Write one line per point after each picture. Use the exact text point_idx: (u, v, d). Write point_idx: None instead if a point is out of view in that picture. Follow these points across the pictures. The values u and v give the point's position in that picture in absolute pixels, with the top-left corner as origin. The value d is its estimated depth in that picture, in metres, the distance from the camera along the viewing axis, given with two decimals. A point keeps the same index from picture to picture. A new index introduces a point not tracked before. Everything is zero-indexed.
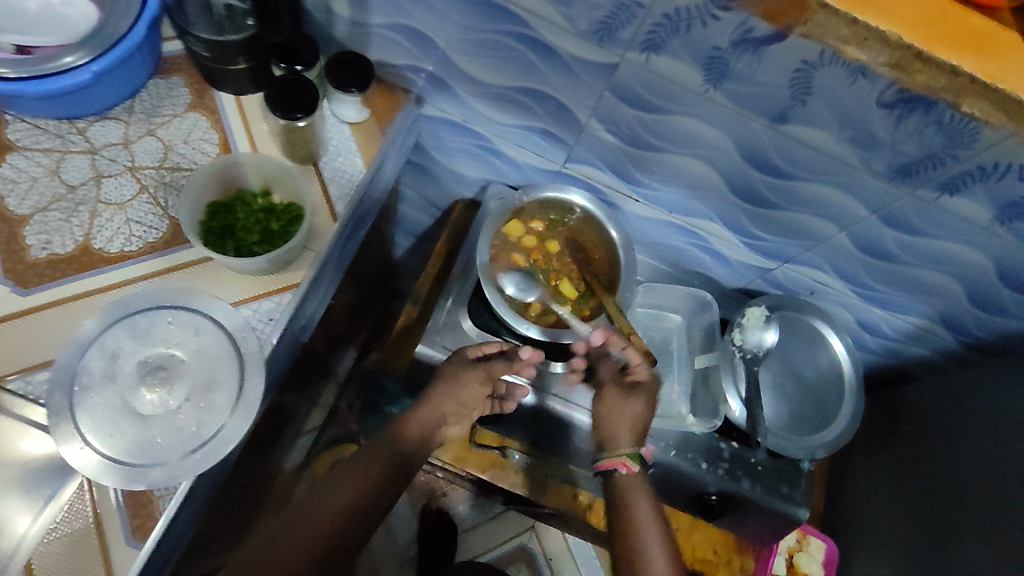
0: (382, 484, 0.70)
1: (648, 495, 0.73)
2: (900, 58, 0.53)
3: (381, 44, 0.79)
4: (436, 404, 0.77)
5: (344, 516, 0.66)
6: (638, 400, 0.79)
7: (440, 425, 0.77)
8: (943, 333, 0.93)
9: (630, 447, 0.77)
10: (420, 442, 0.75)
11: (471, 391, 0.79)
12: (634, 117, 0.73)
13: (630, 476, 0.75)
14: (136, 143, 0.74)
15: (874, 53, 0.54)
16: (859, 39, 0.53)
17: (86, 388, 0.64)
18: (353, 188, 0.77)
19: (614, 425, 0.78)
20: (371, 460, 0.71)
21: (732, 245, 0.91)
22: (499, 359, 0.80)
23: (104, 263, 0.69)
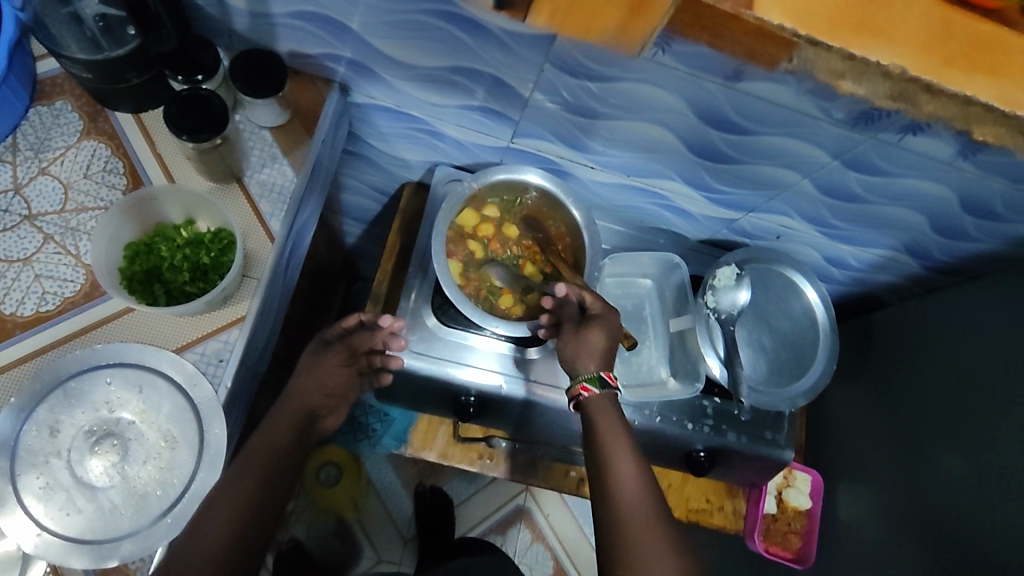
0: (279, 471, 0.62)
1: (636, 461, 0.66)
2: (901, 88, 0.57)
3: (290, 35, 0.70)
4: (304, 389, 0.69)
5: (247, 507, 0.58)
6: (594, 330, 0.72)
7: (316, 415, 0.70)
8: (908, 260, 0.93)
9: (592, 369, 0.71)
10: (306, 427, 0.67)
11: (335, 371, 0.71)
12: (580, 86, 0.67)
13: (594, 400, 0.70)
14: (29, 187, 0.66)
15: (874, 85, 0.57)
16: (858, 71, 0.56)
17: (29, 470, 0.58)
18: (286, 199, 0.71)
19: (575, 353, 0.72)
20: (261, 445, 0.62)
21: (694, 201, 0.88)
22: (359, 332, 0.74)
23: (19, 330, 0.62)
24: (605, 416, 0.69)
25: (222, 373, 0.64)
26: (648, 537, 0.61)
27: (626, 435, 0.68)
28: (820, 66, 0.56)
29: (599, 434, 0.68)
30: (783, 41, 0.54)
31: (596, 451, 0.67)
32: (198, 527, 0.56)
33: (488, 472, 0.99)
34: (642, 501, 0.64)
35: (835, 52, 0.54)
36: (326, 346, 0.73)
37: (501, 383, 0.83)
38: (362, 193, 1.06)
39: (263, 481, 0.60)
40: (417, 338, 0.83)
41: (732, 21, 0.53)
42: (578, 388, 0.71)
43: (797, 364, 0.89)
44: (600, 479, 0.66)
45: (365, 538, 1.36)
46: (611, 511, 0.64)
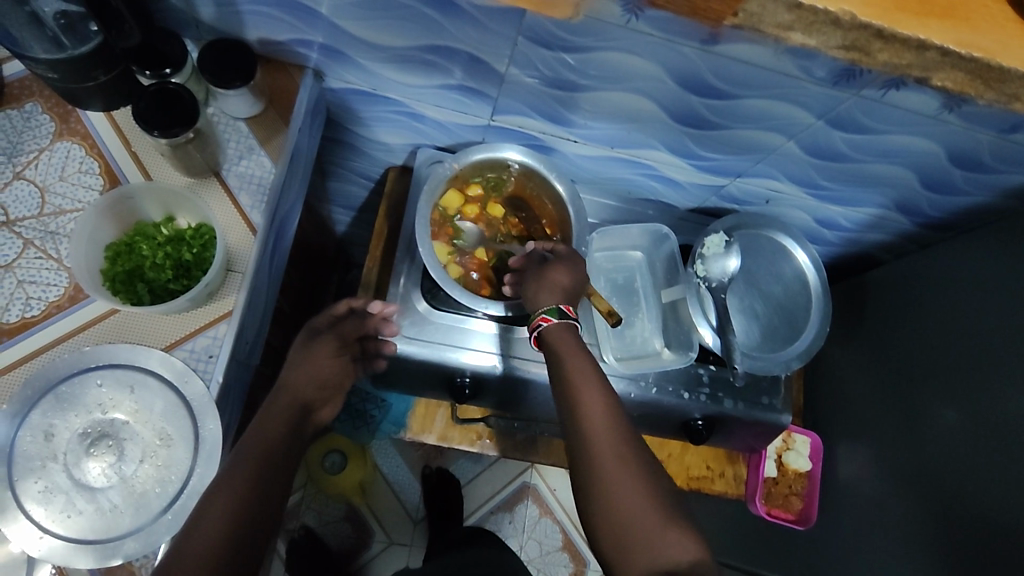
0: (277, 459, 0.61)
1: (601, 390, 0.66)
2: (855, 39, 0.52)
3: (258, 23, 0.69)
4: (295, 381, 0.69)
5: (250, 490, 0.57)
6: (557, 269, 0.74)
7: (310, 409, 0.69)
8: (900, 217, 0.92)
9: (552, 302, 0.72)
10: (299, 420, 0.67)
11: (325, 359, 0.71)
12: (556, 59, 0.66)
13: (554, 331, 0.70)
14: (4, 193, 0.65)
15: (827, 37, 0.52)
16: (811, 25, 0.51)
17: (26, 475, 0.58)
18: (267, 189, 0.70)
19: (536, 287, 0.74)
20: (259, 432, 0.62)
21: (681, 169, 0.87)
22: (349, 318, 0.76)
23: (7, 336, 0.62)
24: (567, 348, 0.69)
25: (213, 368, 0.64)
26: (613, 471, 0.61)
27: (592, 366, 0.68)
28: (768, 20, 0.52)
29: (565, 370, 0.67)
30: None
31: (563, 386, 0.67)
32: (203, 512, 0.55)
33: (487, 452, 0.99)
34: (608, 433, 0.63)
35: (780, 2, 0.50)
36: (317, 335, 0.74)
37: (496, 364, 0.84)
38: (347, 180, 1.05)
39: (262, 467, 0.59)
40: (408, 323, 0.83)
41: None
42: (538, 319, 0.71)
43: (791, 328, 0.89)
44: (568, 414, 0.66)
45: (375, 522, 1.37)
46: (580, 446, 0.63)
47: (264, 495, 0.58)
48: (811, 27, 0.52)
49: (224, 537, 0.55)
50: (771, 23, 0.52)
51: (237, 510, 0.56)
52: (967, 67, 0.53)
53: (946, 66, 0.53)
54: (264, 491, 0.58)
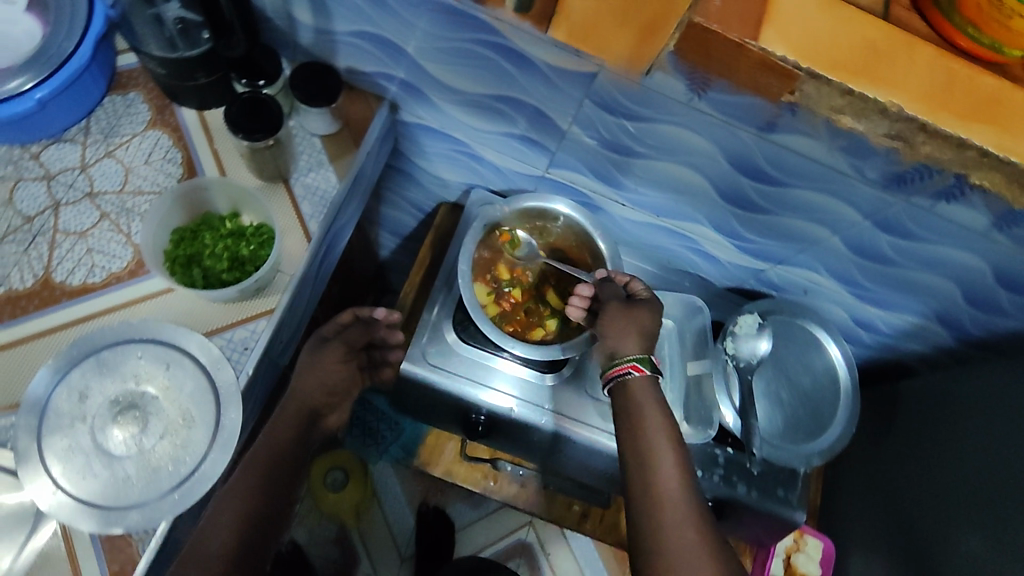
0: (287, 457, 0.71)
1: (679, 455, 0.65)
2: (901, 129, 0.54)
3: (349, 52, 0.75)
4: (305, 388, 0.75)
5: (263, 480, 0.68)
6: (641, 310, 0.74)
7: (316, 414, 0.76)
8: (940, 330, 0.91)
9: (640, 352, 0.71)
10: (306, 426, 0.75)
11: (333, 366, 0.77)
12: (617, 124, 0.70)
13: (641, 381, 0.69)
14: (94, 166, 0.71)
15: (874, 123, 0.55)
16: (859, 110, 0.54)
17: (55, 430, 0.61)
18: (327, 203, 0.74)
19: (621, 328, 0.72)
20: (280, 423, 0.72)
21: (723, 247, 0.88)
22: (353, 325, 0.79)
23: (67, 297, 0.66)
24: (650, 405, 0.68)
25: (245, 360, 0.66)
26: (686, 540, 0.60)
27: (673, 428, 0.67)
28: (819, 100, 0.54)
29: (647, 429, 0.66)
30: (781, 72, 0.52)
31: (639, 446, 0.66)
32: (232, 490, 0.66)
33: (490, 494, 0.99)
34: (684, 502, 0.62)
35: (834, 87, 0.52)
36: (325, 342, 0.78)
37: (514, 407, 0.84)
38: (399, 207, 1.09)
39: (273, 465, 0.69)
40: (435, 351, 0.85)
41: (737, 50, 0.51)
42: (628, 366, 0.70)
43: (815, 423, 0.88)
44: (639, 469, 0.65)
45: (363, 550, 1.35)
46: (649, 504, 0.63)
47: (272, 496, 0.68)
48: (859, 112, 0.54)
49: (236, 526, 0.65)
50: (824, 104, 0.54)
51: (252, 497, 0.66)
52: (1003, 169, 0.55)
53: (985, 165, 0.55)
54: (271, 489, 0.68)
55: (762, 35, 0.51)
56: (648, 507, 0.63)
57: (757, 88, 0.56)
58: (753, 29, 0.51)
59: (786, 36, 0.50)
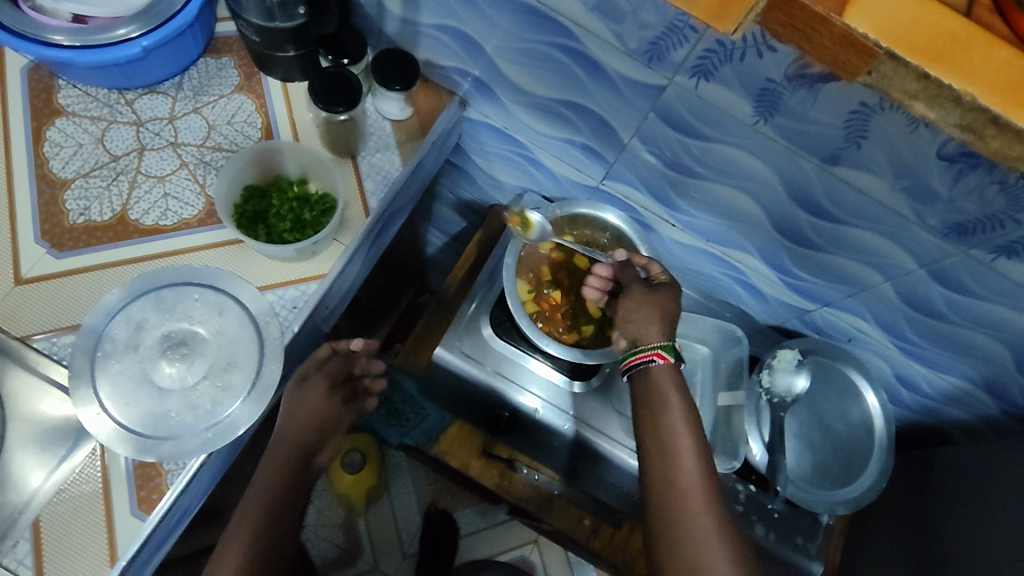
0: (283, 505, 0.65)
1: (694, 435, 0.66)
2: (972, 121, 0.49)
3: (430, 44, 0.79)
4: (294, 430, 0.68)
5: (258, 541, 0.62)
6: (663, 293, 0.75)
7: (311, 453, 0.69)
8: (985, 398, 0.88)
9: (661, 338, 0.72)
10: (302, 469, 0.68)
11: (322, 402, 0.71)
12: (678, 142, 0.71)
13: (664, 370, 0.70)
14: (181, 119, 0.75)
15: (946, 114, 0.50)
16: (934, 99, 0.49)
17: (109, 355, 0.64)
18: (389, 183, 0.77)
19: (646, 315, 0.73)
20: (270, 471, 0.66)
21: (769, 281, 0.88)
22: (333, 359, 0.73)
23: (138, 235, 0.70)
24: (669, 389, 0.69)
25: (292, 318, 0.69)
26: (706, 529, 0.61)
27: (689, 409, 0.68)
28: (896, 85, 0.50)
29: (666, 411, 0.68)
30: (862, 50, 0.48)
31: (656, 423, 0.68)
32: (227, 550, 0.61)
33: (503, 494, 0.98)
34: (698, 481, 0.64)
35: (911, 70, 0.48)
36: (309, 378, 0.72)
37: (539, 408, 0.86)
38: (453, 205, 1.12)
39: (268, 517, 0.63)
40: (469, 342, 0.86)
41: (820, 23, 0.48)
42: (652, 353, 0.71)
43: (843, 471, 0.86)
44: (660, 456, 0.66)
45: (367, 540, 1.36)
46: (670, 489, 0.63)
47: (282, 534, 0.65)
48: (934, 101, 0.49)
49: None
50: (900, 89, 0.50)
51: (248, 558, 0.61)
52: None
53: None
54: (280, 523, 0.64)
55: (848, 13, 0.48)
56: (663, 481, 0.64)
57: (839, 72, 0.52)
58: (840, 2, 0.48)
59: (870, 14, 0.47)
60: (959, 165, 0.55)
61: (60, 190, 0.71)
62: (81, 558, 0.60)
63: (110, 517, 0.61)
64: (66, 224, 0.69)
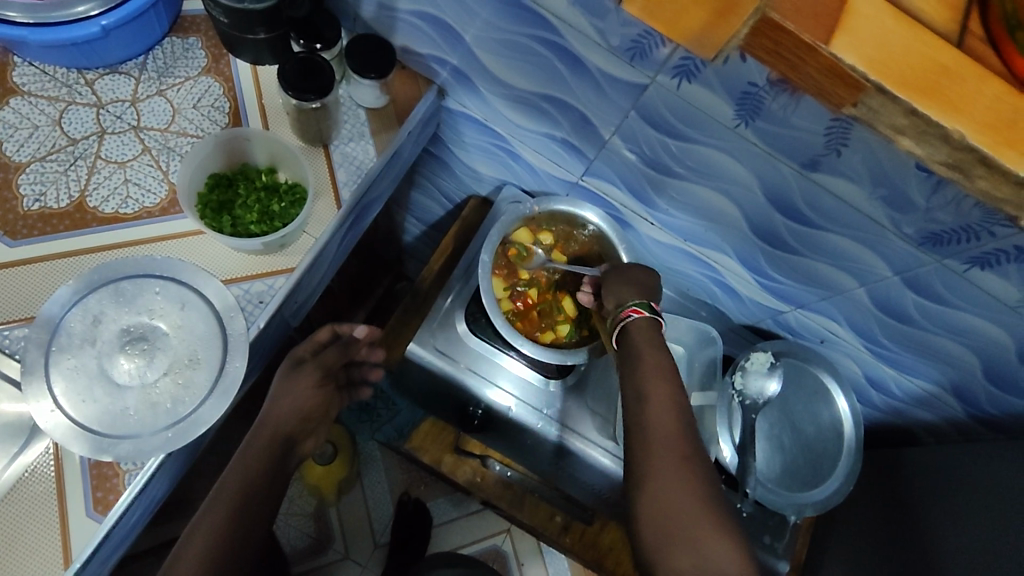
0: (261, 488, 0.61)
1: (672, 380, 0.66)
2: (960, 159, 0.49)
3: (408, 31, 0.76)
4: (279, 412, 0.67)
5: (235, 516, 0.58)
6: (636, 268, 0.77)
7: (293, 441, 0.68)
8: (952, 401, 0.90)
9: (638, 297, 0.74)
10: (281, 455, 0.65)
11: (308, 389, 0.70)
12: (659, 141, 0.70)
13: (643, 322, 0.72)
14: (144, 102, 0.72)
15: (934, 150, 0.49)
16: (921, 134, 0.49)
17: (63, 350, 0.61)
18: (363, 174, 0.75)
19: (621, 281, 0.75)
20: (253, 450, 0.63)
21: (746, 282, 0.88)
22: (333, 344, 0.76)
23: (97, 223, 0.67)
24: (646, 336, 0.71)
25: (258, 313, 0.67)
26: (674, 462, 0.60)
27: (670, 361, 0.68)
28: (883, 119, 0.49)
29: (645, 358, 0.68)
30: (850, 83, 0.47)
31: (634, 365, 0.68)
32: (198, 525, 0.57)
33: (475, 490, 0.99)
34: (671, 420, 0.64)
35: (900, 105, 0.47)
36: (300, 364, 0.72)
37: (512, 407, 0.85)
38: (430, 194, 1.10)
39: (246, 496, 0.60)
40: (443, 338, 0.85)
41: (806, 53, 0.47)
42: (629, 310, 0.73)
43: (813, 473, 0.87)
44: (636, 400, 0.66)
45: (339, 529, 1.35)
46: (639, 430, 0.64)
47: (251, 518, 0.59)
48: (920, 136, 0.49)
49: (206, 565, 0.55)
50: (887, 122, 0.50)
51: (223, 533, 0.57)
52: None
53: None
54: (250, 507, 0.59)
55: (836, 42, 0.46)
56: (637, 419, 0.65)
57: (826, 100, 0.51)
58: (828, 31, 0.46)
59: (860, 47, 0.46)
60: (937, 178, 0.55)
61: (14, 174, 0.67)
62: (33, 560, 0.58)
63: (64, 518, 0.59)
64: (19, 210, 0.66)
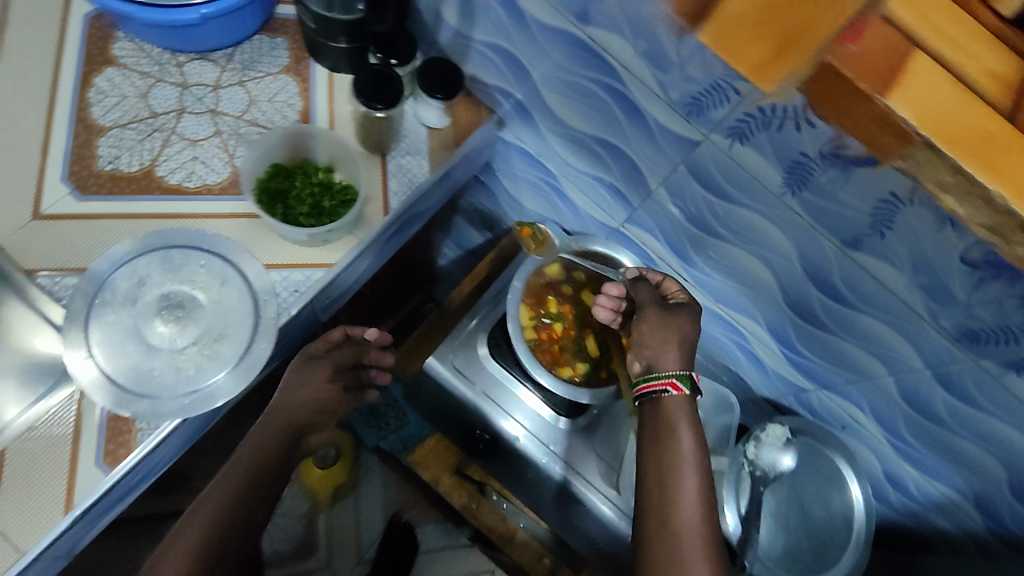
0: (265, 482, 0.64)
1: (700, 475, 0.65)
2: (1001, 224, 0.45)
3: (478, 61, 0.80)
4: (289, 405, 0.70)
5: (235, 502, 0.62)
6: (681, 315, 0.72)
7: (301, 432, 0.70)
8: (975, 517, 0.85)
9: (678, 368, 0.69)
10: (288, 447, 0.68)
11: (317, 383, 0.72)
12: (703, 198, 0.71)
13: (678, 400, 0.68)
14: (225, 90, 0.77)
15: (979, 213, 0.46)
16: (966, 196, 0.46)
17: (105, 304, 0.64)
18: (414, 187, 0.78)
19: (659, 340, 0.71)
20: (261, 441, 0.67)
21: (772, 354, 0.87)
22: (344, 345, 0.77)
23: (160, 192, 0.70)
24: (683, 424, 0.67)
25: (291, 302, 0.69)
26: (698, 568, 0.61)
27: (703, 453, 0.66)
28: (929, 174, 0.46)
29: (678, 449, 0.65)
30: (897, 133, 0.45)
31: (663, 455, 0.66)
32: (202, 508, 0.62)
33: (469, 517, 0.97)
34: (696, 517, 0.63)
35: (946, 163, 0.44)
36: (314, 359, 0.75)
37: (518, 436, 0.85)
38: (473, 220, 1.13)
39: (249, 486, 0.63)
40: (462, 357, 0.86)
41: (861, 100, 0.45)
42: (667, 383, 0.69)
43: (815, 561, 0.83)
44: (659, 491, 0.64)
45: (324, 539, 1.34)
46: (663, 514, 0.63)
47: (252, 510, 0.63)
48: (964, 197, 0.46)
49: (206, 549, 0.59)
50: (932, 178, 0.47)
51: (222, 518, 0.61)
52: None
53: None
54: (249, 501, 0.63)
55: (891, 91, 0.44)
56: (661, 510, 0.64)
57: (865, 143, 0.49)
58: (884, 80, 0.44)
59: (915, 99, 0.43)
60: (981, 273, 0.55)
61: (95, 135, 0.71)
62: (39, 499, 0.59)
63: (74, 465, 0.60)
64: (94, 168, 0.70)
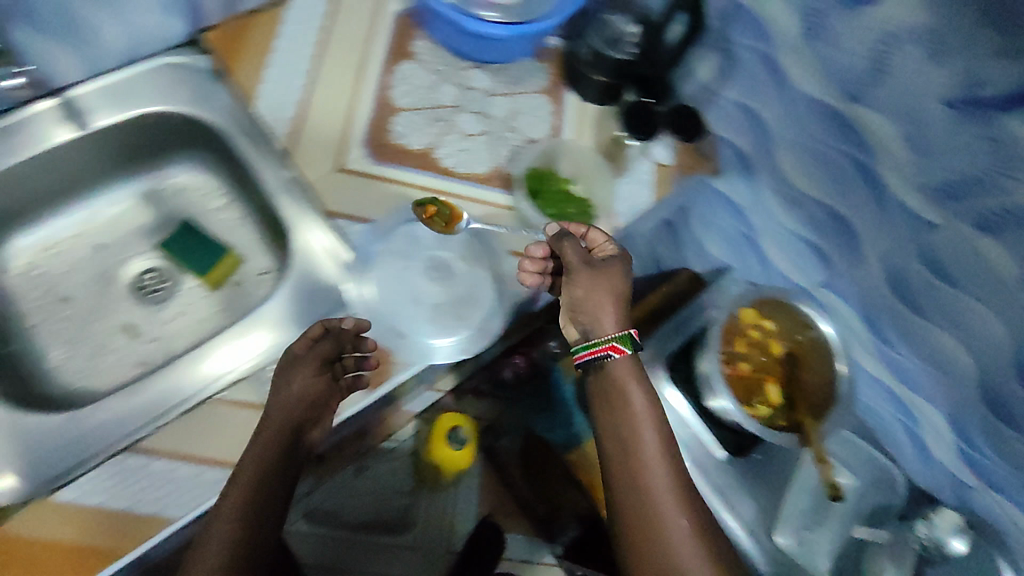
0: (269, 483, 0.60)
1: (657, 427, 0.67)
2: None
3: (717, 115, 0.88)
4: (280, 405, 0.64)
5: (247, 510, 0.59)
6: (608, 271, 0.72)
7: (300, 431, 0.64)
8: None
9: (624, 328, 0.69)
10: (291, 447, 0.63)
11: (304, 381, 0.65)
12: (920, 275, 0.75)
13: (622, 367, 0.68)
14: (496, 98, 0.88)
15: None
16: None
17: (384, 253, 0.77)
18: (639, 212, 0.85)
19: (594, 307, 0.70)
20: (258, 439, 0.62)
21: (945, 447, 0.87)
22: (325, 338, 0.67)
23: (437, 171, 0.81)
24: (626, 381, 0.68)
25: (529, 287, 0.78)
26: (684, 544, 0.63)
27: (655, 403, 0.68)
28: None
29: (635, 406, 0.68)
30: None
31: (615, 416, 0.68)
32: (205, 534, 0.58)
33: None
34: (666, 478, 0.65)
35: None
36: (299, 355, 0.66)
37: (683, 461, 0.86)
38: None
39: (260, 488, 0.60)
40: (643, 373, 0.88)
41: None
42: (609, 346, 0.68)
43: None
44: (622, 450, 0.67)
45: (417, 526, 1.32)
46: (651, 529, 0.64)
47: (268, 507, 0.60)
48: None
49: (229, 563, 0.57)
50: None
51: (235, 530, 0.58)
52: None
53: None
54: (259, 504, 0.59)
55: None
56: (628, 471, 0.66)
57: None
58: None
59: None
60: None
61: (391, 113, 0.83)
62: None
63: (341, 381, 0.70)
64: (387, 140, 0.81)
